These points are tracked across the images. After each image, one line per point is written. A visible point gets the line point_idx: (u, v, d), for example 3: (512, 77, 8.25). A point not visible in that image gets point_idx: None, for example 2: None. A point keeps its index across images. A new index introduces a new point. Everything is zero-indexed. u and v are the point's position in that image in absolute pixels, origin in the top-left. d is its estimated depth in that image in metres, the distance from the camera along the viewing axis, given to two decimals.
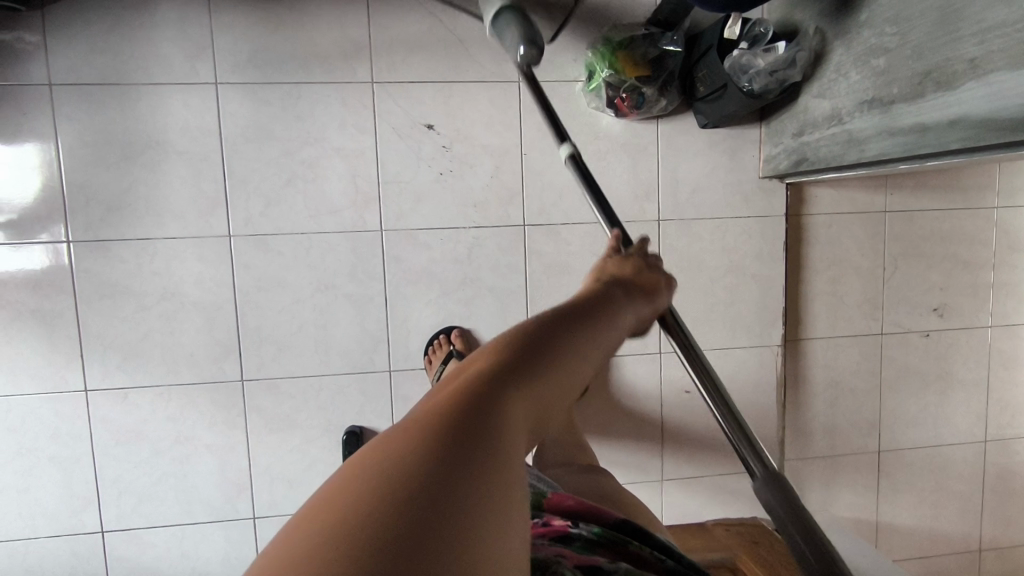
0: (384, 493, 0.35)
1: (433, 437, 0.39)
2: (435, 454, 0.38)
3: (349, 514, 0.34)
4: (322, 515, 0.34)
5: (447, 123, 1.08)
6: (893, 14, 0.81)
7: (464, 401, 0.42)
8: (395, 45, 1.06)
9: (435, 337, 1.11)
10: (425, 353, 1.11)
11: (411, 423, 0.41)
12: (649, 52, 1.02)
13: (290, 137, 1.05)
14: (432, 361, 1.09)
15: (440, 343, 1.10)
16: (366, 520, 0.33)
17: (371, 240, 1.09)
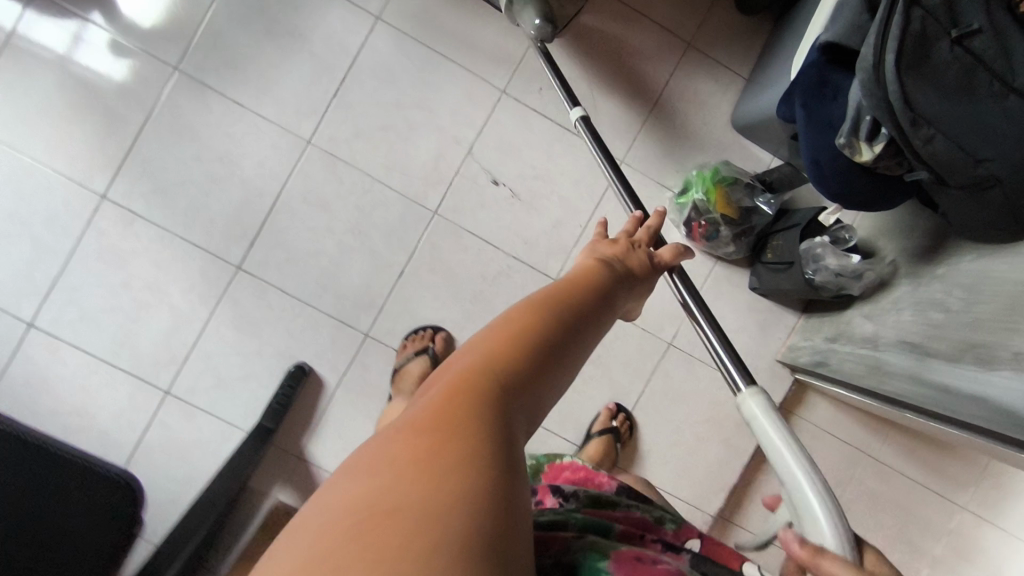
0: (442, 488, 0.36)
1: (453, 444, 0.40)
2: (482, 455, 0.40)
3: (406, 499, 0.36)
4: (378, 504, 0.36)
5: (543, 159, 1.13)
6: (966, 282, 0.87)
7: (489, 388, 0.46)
8: (539, 73, 1.12)
9: (419, 328, 1.11)
10: (403, 339, 1.11)
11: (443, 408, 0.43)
12: (743, 200, 1.08)
13: (409, 95, 1.10)
14: (405, 348, 1.10)
15: (421, 335, 1.10)
16: (430, 507, 0.35)
17: (421, 216, 1.11)
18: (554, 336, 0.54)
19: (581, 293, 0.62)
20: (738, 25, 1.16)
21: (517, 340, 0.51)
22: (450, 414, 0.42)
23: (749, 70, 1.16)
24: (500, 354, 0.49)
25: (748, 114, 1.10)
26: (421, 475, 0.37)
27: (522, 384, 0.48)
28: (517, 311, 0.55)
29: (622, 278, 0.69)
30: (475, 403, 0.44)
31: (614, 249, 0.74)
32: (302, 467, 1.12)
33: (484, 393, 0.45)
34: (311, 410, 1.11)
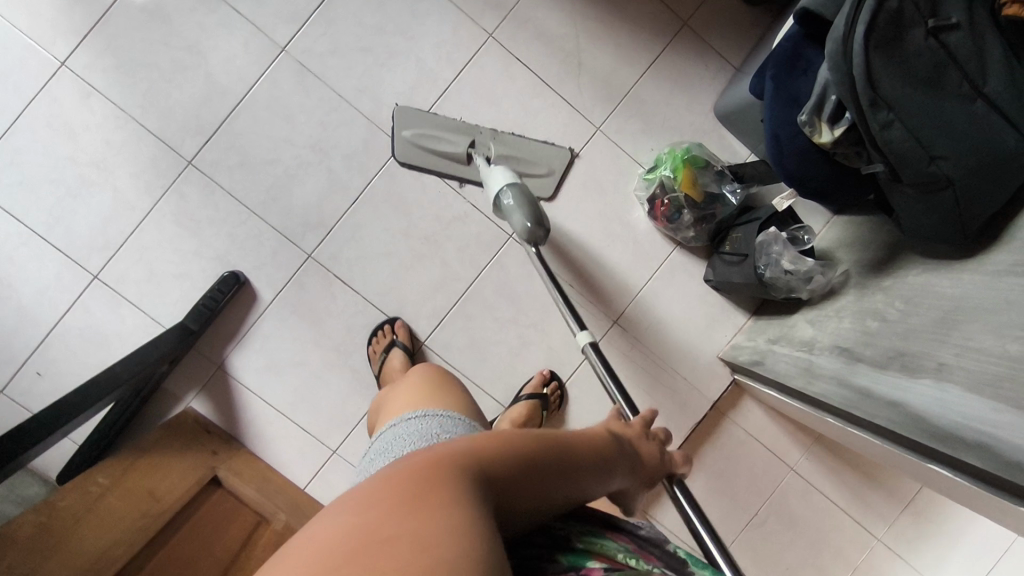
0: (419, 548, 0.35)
1: (447, 500, 0.39)
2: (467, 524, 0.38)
3: (375, 565, 0.34)
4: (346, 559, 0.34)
5: (519, 112, 1.11)
6: (908, 294, 0.86)
7: (480, 465, 0.45)
8: (529, 22, 1.10)
9: (380, 326, 1.10)
10: (369, 340, 1.10)
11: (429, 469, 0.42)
12: (710, 185, 1.06)
13: (394, 19, 1.08)
14: (374, 351, 1.08)
15: (384, 333, 1.10)
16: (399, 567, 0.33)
17: (385, 146, 1.09)
18: (554, 447, 0.52)
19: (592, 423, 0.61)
20: (739, 13, 1.14)
21: (530, 444, 0.50)
22: (436, 477, 0.41)
23: (740, 61, 1.15)
24: (510, 447, 0.48)
25: (731, 102, 1.08)
26: (388, 534, 0.36)
27: (510, 487, 0.46)
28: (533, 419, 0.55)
29: (628, 452, 0.63)
30: (476, 479, 0.43)
31: (630, 431, 0.68)
32: (221, 377, 1.10)
33: (487, 477, 0.44)
34: (240, 321, 1.09)
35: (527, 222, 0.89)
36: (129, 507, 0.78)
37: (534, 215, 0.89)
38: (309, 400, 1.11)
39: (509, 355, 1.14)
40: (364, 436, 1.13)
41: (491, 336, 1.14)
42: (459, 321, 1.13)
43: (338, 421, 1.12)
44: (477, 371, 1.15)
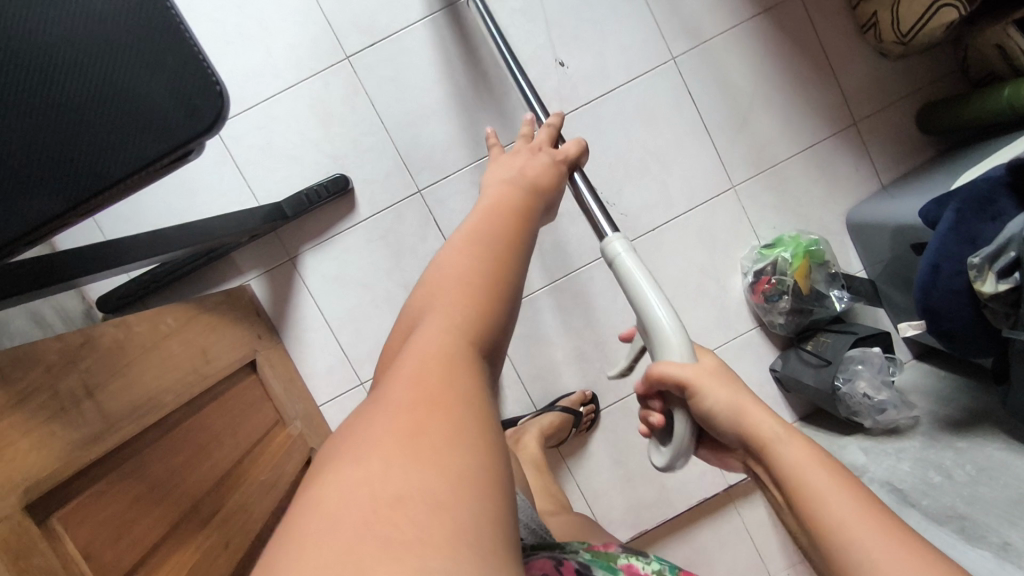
0: (435, 473, 0.32)
1: (444, 413, 0.35)
2: (465, 424, 0.35)
3: (396, 499, 0.31)
4: (362, 507, 0.30)
5: (668, 140, 1.10)
6: (983, 464, 0.85)
7: (451, 344, 0.41)
8: (712, 61, 1.09)
9: None
10: None
11: (413, 381, 0.38)
12: (819, 284, 1.07)
13: (593, 5, 1.07)
14: None
15: None
16: (424, 499, 0.31)
17: (532, 119, 1.08)
18: (507, 274, 0.49)
19: (526, 226, 0.56)
20: (907, 134, 1.13)
21: (489, 291, 0.47)
22: (422, 385, 0.37)
23: (889, 180, 1.14)
24: (454, 295, 0.46)
25: (868, 214, 1.08)
26: (396, 466, 0.32)
27: (478, 340, 0.44)
28: (475, 250, 0.50)
29: (536, 187, 0.63)
30: (463, 370, 0.40)
31: (539, 166, 0.66)
32: (288, 269, 1.09)
33: (462, 353, 0.41)
34: (328, 225, 1.08)
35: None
36: (186, 357, 0.76)
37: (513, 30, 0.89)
38: (359, 325, 1.10)
39: (561, 361, 1.13)
40: None
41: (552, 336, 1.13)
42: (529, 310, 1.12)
43: (377, 356, 1.10)
44: (525, 364, 1.13)
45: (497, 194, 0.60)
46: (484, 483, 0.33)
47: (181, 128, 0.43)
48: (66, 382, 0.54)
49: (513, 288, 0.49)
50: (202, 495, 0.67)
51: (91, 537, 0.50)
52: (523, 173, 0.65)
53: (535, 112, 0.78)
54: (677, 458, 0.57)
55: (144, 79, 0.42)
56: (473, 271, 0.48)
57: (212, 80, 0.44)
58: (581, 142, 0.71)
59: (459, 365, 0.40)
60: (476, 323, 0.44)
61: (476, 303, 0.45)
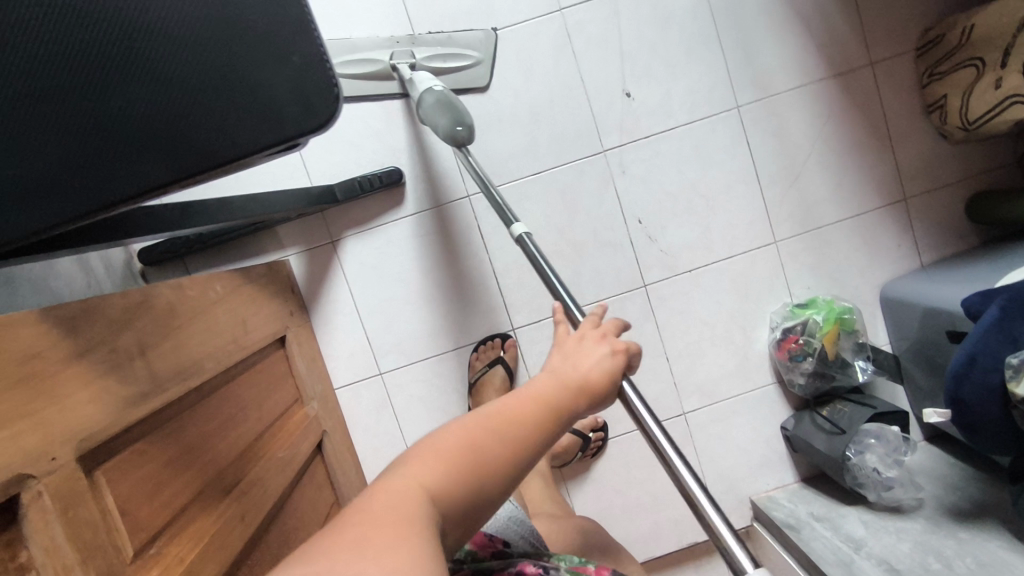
0: None
1: (373, 548, 0.40)
2: (393, 561, 0.39)
3: None
4: None
5: (720, 186, 1.11)
6: (984, 559, 0.86)
7: (418, 493, 0.46)
8: (775, 116, 1.10)
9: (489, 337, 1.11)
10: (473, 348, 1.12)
11: (364, 520, 0.43)
12: (845, 353, 1.07)
13: (668, 43, 1.08)
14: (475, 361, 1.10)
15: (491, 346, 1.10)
16: None
17: (590, 144, 1.09)
18: (502, 436, 0.51)
19: (552, 404, 0.55)
20: (955, 219, 1.14)
21: (479, 453, 0.50)
22: (370, 521, 0.43)
23: (929, 261, 1.14)
24: (443, 449, 0.50)
25: (903, 291, 1.08)
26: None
27: (445, 495, 0.47)
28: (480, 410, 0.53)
29: (586, 391, 0.57)
30: (422, 519, 0.44)
31: (580, 333, 0.62)
32: (327, 251, 1.10)
33: (423, 504, 0.45)
34: (374, 214, 1.10)
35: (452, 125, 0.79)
36: (228, 326, 0.77)
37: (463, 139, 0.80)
38: (387, 317, 1.11)
39: None
40: (414, 377, 1.12)
41: None
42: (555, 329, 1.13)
43: (400, 350, 1.12)
44: None
45: (540, 376, 0.58)
46: None
47: (295, 121, 0.46)
48: (123, 339, 0.56)
49: (512, 458, 0.51)
50: (226, 465, 0.68)
51: (128, 492, 0.52)
52: (551, 380, 0.57)
53: (573, 307, 0.68)
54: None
55: (270, 71, 0.45)
56: (468, 428, 0.51)
57: (330, 83, 0.47)
58: (633, 334, 0.63)
59: (414, 513, 0.44)
60: (450, 482, 0.48)
61: (458, 460, 0.49)
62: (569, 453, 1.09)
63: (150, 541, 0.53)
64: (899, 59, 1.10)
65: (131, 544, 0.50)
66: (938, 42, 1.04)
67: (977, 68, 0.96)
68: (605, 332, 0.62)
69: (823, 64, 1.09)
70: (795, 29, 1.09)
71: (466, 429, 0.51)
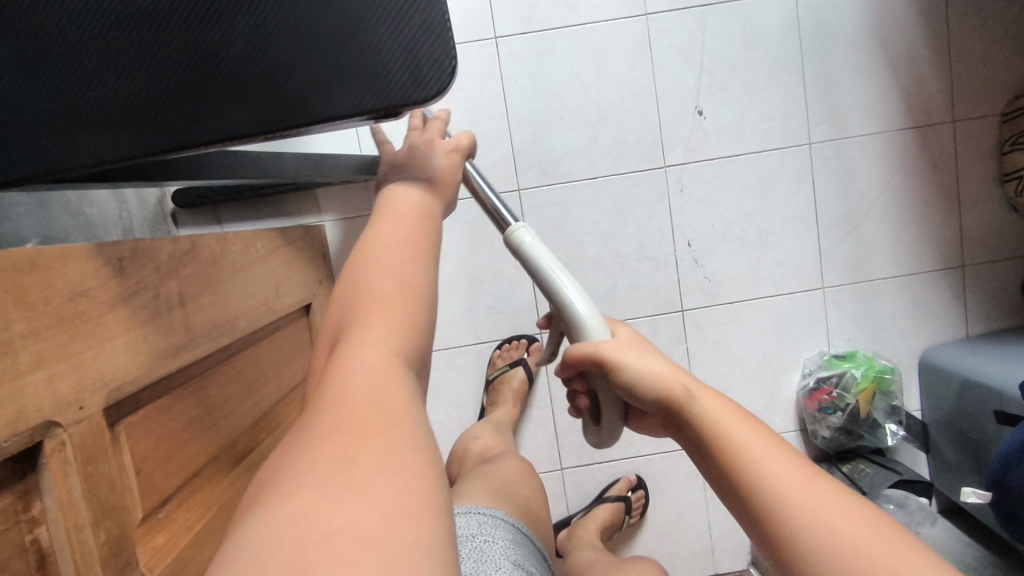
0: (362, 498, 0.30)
1: (367, 440, 0.34)
2: (384, 452, 0.34)
3: (311, 525, 0.28)
4: (276, 538, 0.28)
5: (776, 221, 1.07)
6: None
7: (367, 365, 0.40)
8: (845, 159, 1.06)
9: (513, 337, 1.10)
10: (497, 346, 1.10)
11: (330, 414, 0.36)
12: (877, 413, 1.04)
13: (750, 66, 1.04)
14: (496, 358, 1.09)
15: (516, 346, 1.09)
16: (354, 517, 0.29)
17: (652, 157, 1.05)
18: (416, 282, 0.50)
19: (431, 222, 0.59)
20: (1009, 294, 1.10)
21: (416, 296, 0.49)
22: (341, 416, 0.36)
23: (976, 332, 1.10)
24: (363, 315, 0.46)
25: (945, 358, 1.05)
26: (319, 496, 0.30)
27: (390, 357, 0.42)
28: (395, 255, 0.52)
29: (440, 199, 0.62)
30: (402, 402, 0.38)
31: (425, 149, 0.66)
32: (365, 222, 1.07)
33: (378, 371, 0.40)
34: None
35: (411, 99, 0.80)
36: (263, 286, 0.74)
37: None
38: None
39: None
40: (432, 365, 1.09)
41: None
42: None
43: None
44: (561, 391, 1.11)
45: (399, 203, 0.60)
46: (412, 502, 0.31)
47: (402, 91, 0.41)
48: (166, 288, 0.52)
49: (426, 287, 0.51)
50: (241, 430, 0.65)
51: (148, 451, 0.48)
52: (430, 210, 0.61)
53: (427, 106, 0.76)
54: (609, 431, 0.58)
55: (381, 31, 0.41)
56: (378, 281, 0.49)
57: (447, 55, 0.42)
58: (472, 135, 0.68)
59: (377, 390, 0.38)
60: (388, 343, 0.44)
61: (386, 323, 0.45)
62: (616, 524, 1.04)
63: (162, 503, 0.50)
64: (982, 121, 1.05)
65: (142, 506, 0.47)
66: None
67: None
68: (451, 140, 0.68)
69: (903, 114, 1.05)
70: (882, 72, 1.04)
71: (378, 281, 0.49)
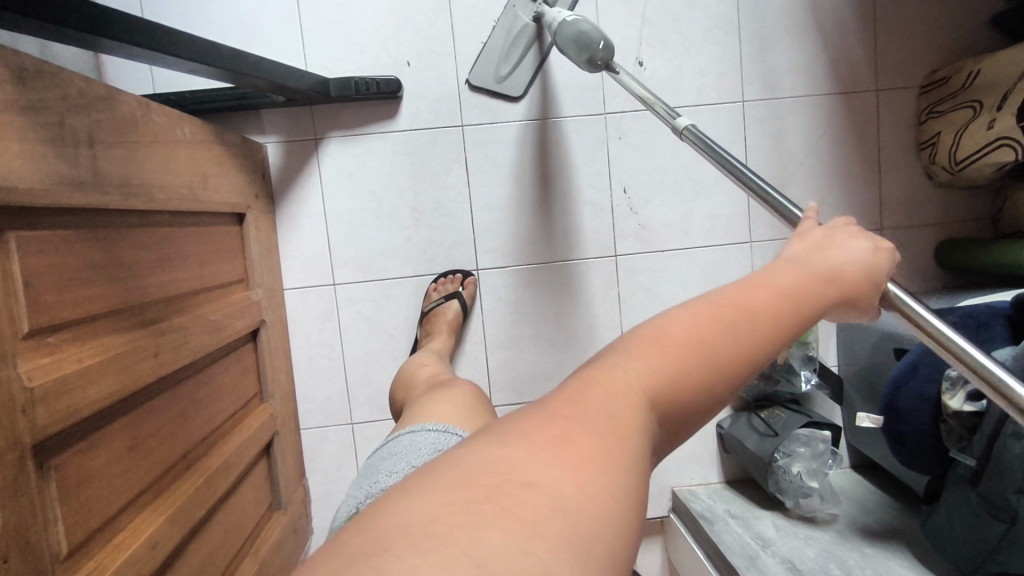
0: (562, 497, 0.31)
1: (589, 447, 0.34)
2: (602, 477, 0.33)
3: (506, 477, 0.31)
4: (485, 474, 0.31)
5: (710, 175, 1.11)
6: None
7: (641, 403, 0.38)
8: (777, 119, 1.12)
9: (449, 272, 1.10)
10: (430, 281, 1.10)
11: (581, 411, 0.36)
12: (794, 359, 1.08)
13: (691, 22, 1.08)
14: (430, 291, 1.08)
15: (450, 280, 1.09)
16: (541, 502, 0.30)
17: (594, 102, 1.08)
18: (737, 338, 0.43)
19: (800, 305, 0.47)
20: (922, 259, 1.16)
21: (709, 359, 0.41)
22: (588, 415, 0.36)
23: None
24: (669, 357, 0.41)
25: None
26: (522, 462, 0.32)
27: (663, 402, 0.39)
28: (719, 297, 0.46)
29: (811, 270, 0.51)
30: (640, 439, 0.36)
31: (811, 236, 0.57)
32: (308, 147, 1.07)
33: (641, 409, 0.38)
34: (363, 122, 1.07)
35: (590, 60, 0.82)
36: (188, 173, 0.74)
37: (581, 40, 0.81)
38: (354, 229, 1.08)
39: (529, 340, 1.12)
40: (367, 295, 1.09)
41: (531, 313, 1.12)
42: (520, 278, 1.11)
43: (358, 264, 1.09)
44: (494, 329, 1.12)
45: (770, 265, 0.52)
46: (596, 525, 0.31)
47: None
48: (74, 121, 0.52)
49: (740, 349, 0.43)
50: (151, 300, 0.65)
51: (38, 270, 0.48)
52: (796, 275, 0.50)
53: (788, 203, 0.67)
54: None
55: None
56: (693, 325, 0.43)
57: None
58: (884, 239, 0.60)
59: (623, 417, 0.36)
60: (668, 393, 0.39)
61: (678, 366, 0.40)
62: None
63: (53, 329, 0.49)
64: (905, 92, 1.12)
65: (29, 322, 0.46)
66: (944, 82, 1.07)
67: (974, 109, 0.99)
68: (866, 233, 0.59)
69: (832, 80, 1.11)
70: (814, 39, 1.10)
71: (686, 326, 0.43)
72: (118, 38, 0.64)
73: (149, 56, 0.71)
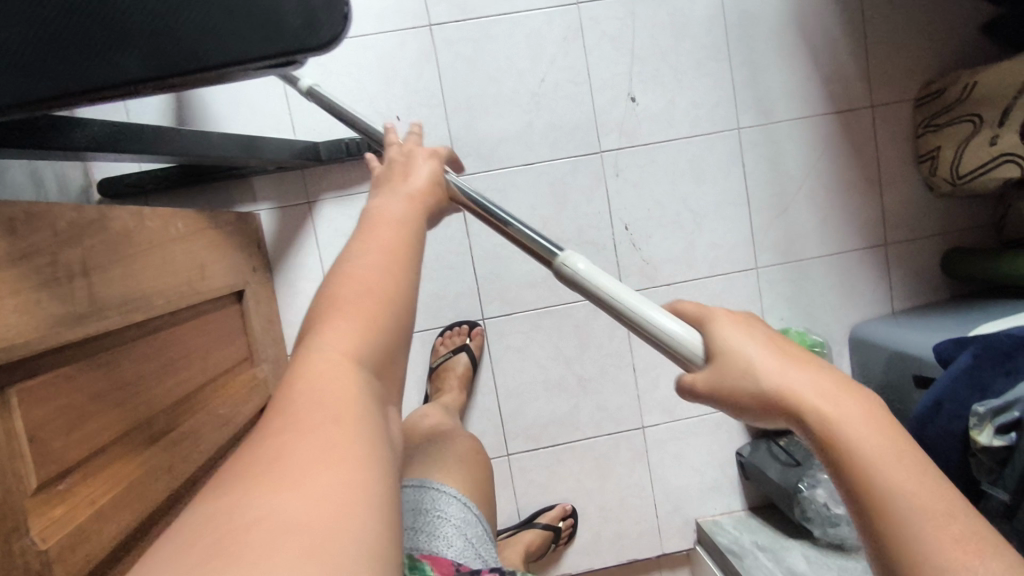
0: (294, 510, 0.29)
1: (303, 447, 0.33)
2: (319, 466, 0.32)
3: (235, 522, 0.29)
4: (209, 534, 0.28)
5: (709, 204, 1.10)
6: None
7: (324, 384, 0.37)
8: (773, 144, 1.10)
9: (455, 324, 1.09)
10: (437, 333, 1.09)
11: (279, 424, 0.35)
12: None
13: (680, 54, 1.07)
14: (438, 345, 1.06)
15: (457, 332, 1.08)
16: (269, 526, 0.28)
17: (589, 142, 1.07)
18: (392, 283, 0.45)
19: (415, 247, 0.50)
20: (929, 269, 1.15)
21: (379, 303, 0.43)
22: (283, 423, 0.35)
23: (901, 307, 1.15)
24: (330, 329, 0.41)
25: (873, 333, 1.09)
26: (243, 501, 0.30)
27: (348, 365, 0.39)
28: (364, 259, 0.46)
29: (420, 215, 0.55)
30: (351, 407, 0.37)
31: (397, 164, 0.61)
32: (301, 211, 1.05)
33: (327, 386, 0.37)
34: (356, 180, 1.05)
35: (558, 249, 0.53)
36: (185, 267, 0.72)
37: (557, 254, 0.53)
38: None
39: (541, 385, 1.11)
40: None
41: (541, 359, 1.11)
42: (527, 323, 1.10)
43: None
44: (505, 376, 1.11)
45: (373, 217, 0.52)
46: (338, 510, 0.30)
47: (295, 35, 0.42)
48: (67, 254, 0.51)
49: (405, 302, 0.45)
50: (159, 410, 0.62)
51: (45, 420, 0.46)
52: (410, 226, 0.52)
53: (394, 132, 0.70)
54: None
55: None
56: (345, 286, 0.44)
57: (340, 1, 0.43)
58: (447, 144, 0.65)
59: (318, 408, 0.35)
60: (349, 351, 0.40)
61: (358, 328, 0.41)
62: (539, 552, 1.05)
63: (63, 475, 0.47)
64: (899, 106, 1.11)
65: (36, 475, 0.44)
66: (939, 94, 1.06)
67: (974, 123, 0.98)
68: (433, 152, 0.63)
69: (826, 99, 1.10)
70: (803, 60, 1.09)
71: (336, 290, 0.44)
72: (100, 147, 0.62)
73: (136, 156, 0.69)
